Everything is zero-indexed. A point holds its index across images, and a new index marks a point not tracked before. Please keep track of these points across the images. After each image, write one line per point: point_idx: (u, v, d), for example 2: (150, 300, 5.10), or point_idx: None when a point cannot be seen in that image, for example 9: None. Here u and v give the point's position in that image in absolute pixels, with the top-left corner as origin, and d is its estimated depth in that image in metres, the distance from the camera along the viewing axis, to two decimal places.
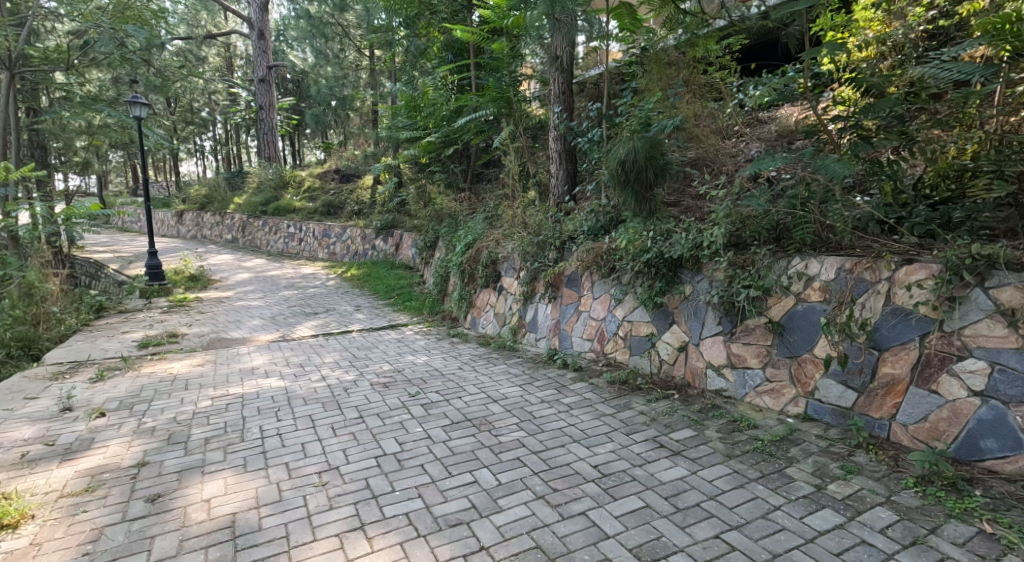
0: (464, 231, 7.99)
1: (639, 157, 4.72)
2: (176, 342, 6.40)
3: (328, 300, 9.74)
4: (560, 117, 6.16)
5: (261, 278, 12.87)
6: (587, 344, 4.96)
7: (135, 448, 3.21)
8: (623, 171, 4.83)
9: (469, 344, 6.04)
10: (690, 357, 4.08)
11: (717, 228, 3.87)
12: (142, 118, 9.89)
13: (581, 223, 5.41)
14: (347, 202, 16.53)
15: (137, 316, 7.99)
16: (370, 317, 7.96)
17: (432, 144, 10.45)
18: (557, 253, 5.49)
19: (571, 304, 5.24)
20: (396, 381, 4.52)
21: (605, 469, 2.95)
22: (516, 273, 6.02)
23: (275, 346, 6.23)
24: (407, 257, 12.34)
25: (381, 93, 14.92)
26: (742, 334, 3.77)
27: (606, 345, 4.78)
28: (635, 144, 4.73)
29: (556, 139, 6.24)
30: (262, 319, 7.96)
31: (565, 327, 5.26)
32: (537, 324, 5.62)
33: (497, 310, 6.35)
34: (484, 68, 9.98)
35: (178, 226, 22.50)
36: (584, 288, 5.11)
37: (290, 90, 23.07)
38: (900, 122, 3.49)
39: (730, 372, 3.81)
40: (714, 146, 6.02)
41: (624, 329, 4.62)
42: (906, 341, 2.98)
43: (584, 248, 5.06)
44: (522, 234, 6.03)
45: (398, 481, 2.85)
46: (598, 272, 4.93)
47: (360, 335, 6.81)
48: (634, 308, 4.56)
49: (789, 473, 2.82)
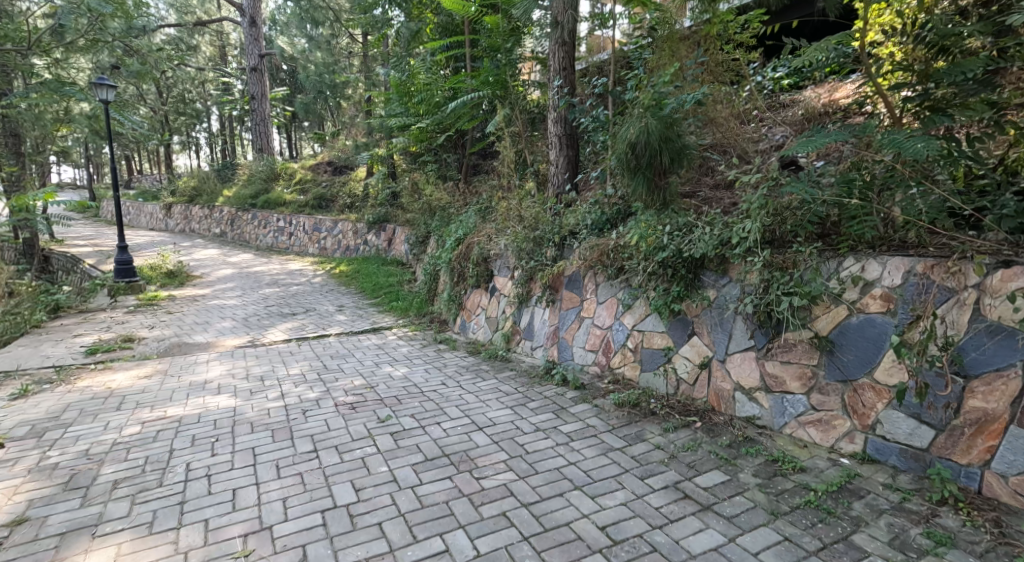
0: (456, 225, 7.29)
1: (654, 137, 4.03)
2: (129, 348, 5.72)
3: (310, 299, 9.06)
4: (560, 94, 5.44)
5: (245, 275, 12.19)
6: (589, 356, 4.28)
7: (20, 497, 2.58)
8: (633, 154, 4.14)
9: (456, 353, 5.36)
10: (715, 377, 3.41)
11: (751, 222, 3.21)
12: (108, 102, 9.17)
13: (583, 216, 4.73)
14: (339, 195, 15.83)
15: (96, 317, 7.30)
16: (352, 319, 7.29)
17: (423, 133, 9.74)
18: (556, 251, 4.82)
19: (572, 310, 4.56)
20: (365, 401, 3.83)
21: (617, 533, 2.29)
22: (510, 272, 5.36)
23: (240, 353, 5.56)
24: (399, 252, 11.69)
25: (372, 80, 14.17)
26: (779, 351, 3.11)
27: (612, 358, 4.10)
28: (649, 123, 4.04)
29: (555, 122, 5.54)
30: (234, 320, 7.27)
31: (564, 336, 4.58)
32: (533, 330, 4.94)
33: (488, 314, 5.68)
34: (479, 51, 9.28)
35: (166, 219, 21.81)
36: (587, 290, 4.44)
37: (281, 79, 22.30)
38: (988, 88, 2.77)
39: (766, 396, 3.15)
40: (734, 130, 5.39)
41: (634, 340, 3.95)
42: (1004, 367, 2.31)
43: (586, 244, 4.39)
44: (516, 228, 5.36)
45: (345, 551, 2.20)
46: (603, 273, 4.26)
47: (337, 341, 6.12)
48: (645, 316, 3.90)
49: (858, 543, 2.17)
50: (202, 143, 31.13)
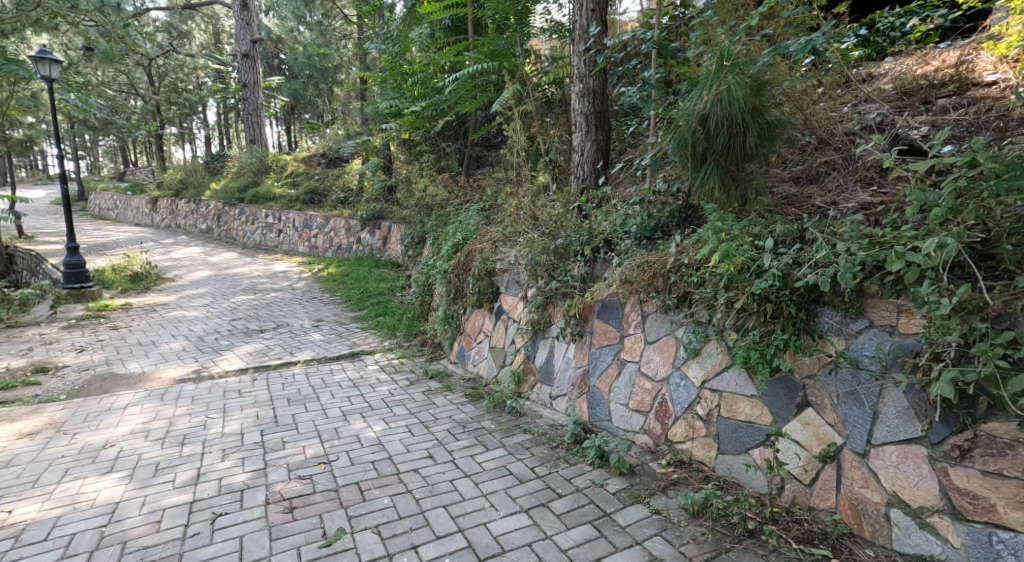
0: (454, 227, 6.05)
1: (737, 103, 2.81)
2: (35, 385, 4.52)
3: (286, 309, 7.83)
4: (589, 60, 4.21)
5: (222, 277, 11.02)
6: (635, 418, 3.07)
7: None
8: (705, 132, 2.92)
9: (451, 396, 4.14)
10: (851, 479, 2.18)
11: (932, 238, 1.96)
12: (52, 80, 7.91)
13: (623, 219, 3.49)
14: (333, 189, 14.61)
15: (21, 336, 6.10)
16: (329, 339, 6.07)
17: (419, 119, 8.49)
18: (585, 266, 3.57)
19: (609, 349, 3.34)
20: (312, 494, 2.64)
21: None
22: (521, 291, 4.13)
23: (174, 393, 4.35)
24: (395, 253, 10.49)
25: (367, 62, 12.91)
26: (980, 454, 1.86)
27: (669, 425, 2.88)
28: (728, 84, 2.83)
29: (581, 97, 4.31)
30: (186, 340, 6.07)
31: (596, 383, 3.36)
32: (554, 372, 3.70)
33: (493, 344, 4.44)
34: (484, 22, 8.00)
35: (152, 214, 20.61)
36: (630, 324, 3.23)
37: (274, 66, 21.00)
38: None
39: (954, 528, 1.92)
40: (813, 108, 4.08)
41: (706, 403, 2.72)
42: None
43: (632, 261, 3.16)
44: (530, 235, 4.13)
45: None
46: (656, 302, 3.04)
47: (302, 372, 4.90)
48: (725, 370, 2.67)
49: None
50: (197, 134, 29.92)
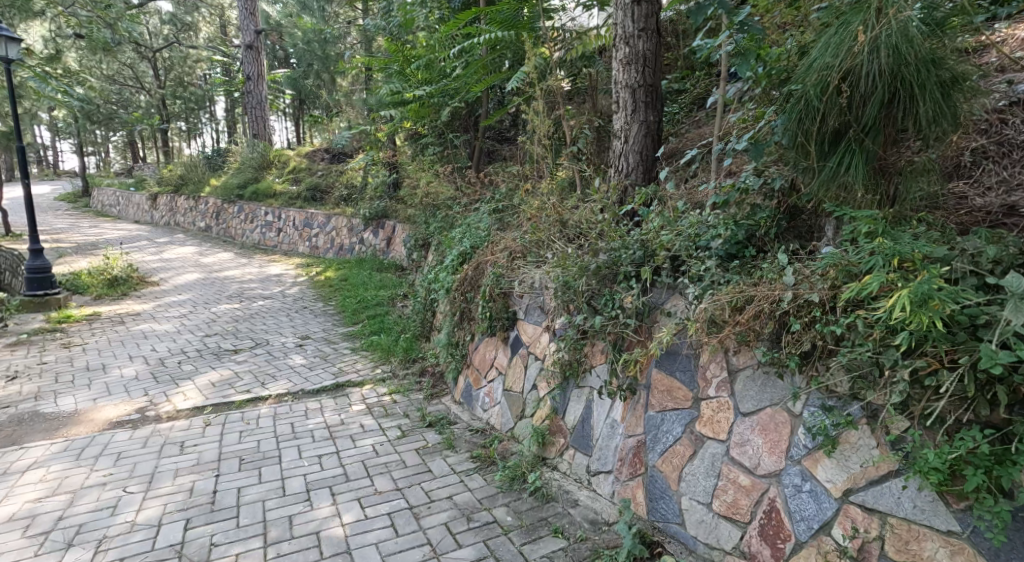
0: (461, 232, 5.04)
1: (910, 47, 1.77)
2: None
3: (272, 321, 6.88)
4: (639, 18, 3.21)
5: (210, 280, 10.11)
6: (727, 529, 2.05)
7: None
8: (852, 91, 1.87)
9: (453, 458, 3.14)
10: None
11: None
12: (10, 60, 7.01)
13: (698, 231, 2.47)
14: (336, 185, 13.65)
15: None
16: (311, 364, 5.09)
17: (424, 108, 7.43)
18: (642, 294, 2.54)
19: (677, 415, 2.31)
20: None
21: None
22: (548, 322, 3.11)
23: (96, 443, 3.41)
24: (398, 255, 9.51)
25: (372, 48, 11.92)
26: None
27: (788, 555, 1.86)
28: (898, 17, 1.77)
29: (625, 68, 3.29)
30: (144, 363, 5.13)
31: (658, 465, 2.34)
32: (594, 437, 2.68)
33: (508, 385, 3.43)
34: None
35: (152, 211, 19.82)
36: (713, 384, 2.19)
37: (280, 57, 20.06)
38: None
39: None
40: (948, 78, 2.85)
41: (859, 532, 1.69)
42: None
43: (720, 295, 2.12)
44: (560, 249, 3.13)
45: None
46: (759, 359, 2.01)
47: (270, 413, 3.92)
48: (893, 481, 1.64)
49: None
50: (203, 129, 29.16)
